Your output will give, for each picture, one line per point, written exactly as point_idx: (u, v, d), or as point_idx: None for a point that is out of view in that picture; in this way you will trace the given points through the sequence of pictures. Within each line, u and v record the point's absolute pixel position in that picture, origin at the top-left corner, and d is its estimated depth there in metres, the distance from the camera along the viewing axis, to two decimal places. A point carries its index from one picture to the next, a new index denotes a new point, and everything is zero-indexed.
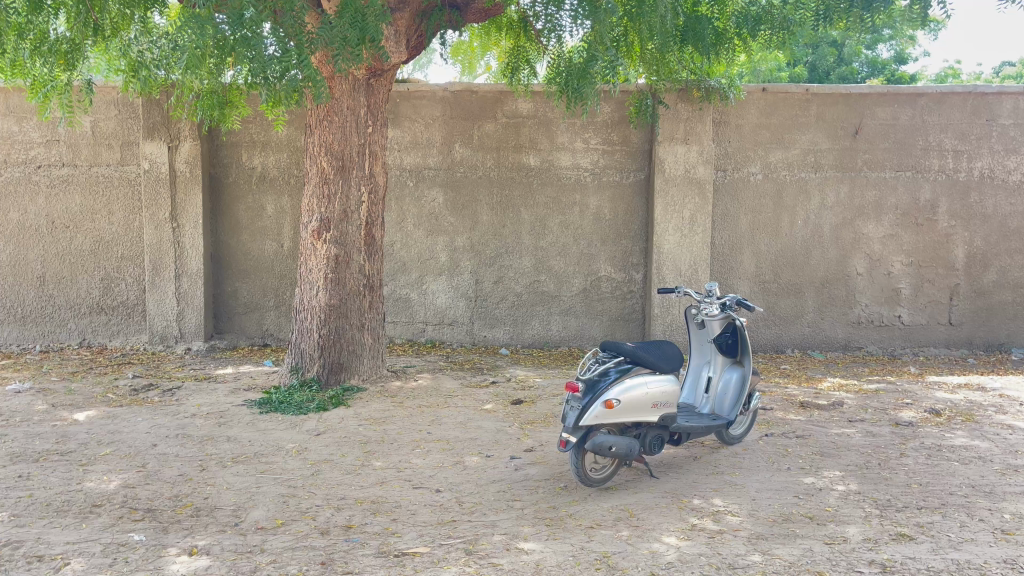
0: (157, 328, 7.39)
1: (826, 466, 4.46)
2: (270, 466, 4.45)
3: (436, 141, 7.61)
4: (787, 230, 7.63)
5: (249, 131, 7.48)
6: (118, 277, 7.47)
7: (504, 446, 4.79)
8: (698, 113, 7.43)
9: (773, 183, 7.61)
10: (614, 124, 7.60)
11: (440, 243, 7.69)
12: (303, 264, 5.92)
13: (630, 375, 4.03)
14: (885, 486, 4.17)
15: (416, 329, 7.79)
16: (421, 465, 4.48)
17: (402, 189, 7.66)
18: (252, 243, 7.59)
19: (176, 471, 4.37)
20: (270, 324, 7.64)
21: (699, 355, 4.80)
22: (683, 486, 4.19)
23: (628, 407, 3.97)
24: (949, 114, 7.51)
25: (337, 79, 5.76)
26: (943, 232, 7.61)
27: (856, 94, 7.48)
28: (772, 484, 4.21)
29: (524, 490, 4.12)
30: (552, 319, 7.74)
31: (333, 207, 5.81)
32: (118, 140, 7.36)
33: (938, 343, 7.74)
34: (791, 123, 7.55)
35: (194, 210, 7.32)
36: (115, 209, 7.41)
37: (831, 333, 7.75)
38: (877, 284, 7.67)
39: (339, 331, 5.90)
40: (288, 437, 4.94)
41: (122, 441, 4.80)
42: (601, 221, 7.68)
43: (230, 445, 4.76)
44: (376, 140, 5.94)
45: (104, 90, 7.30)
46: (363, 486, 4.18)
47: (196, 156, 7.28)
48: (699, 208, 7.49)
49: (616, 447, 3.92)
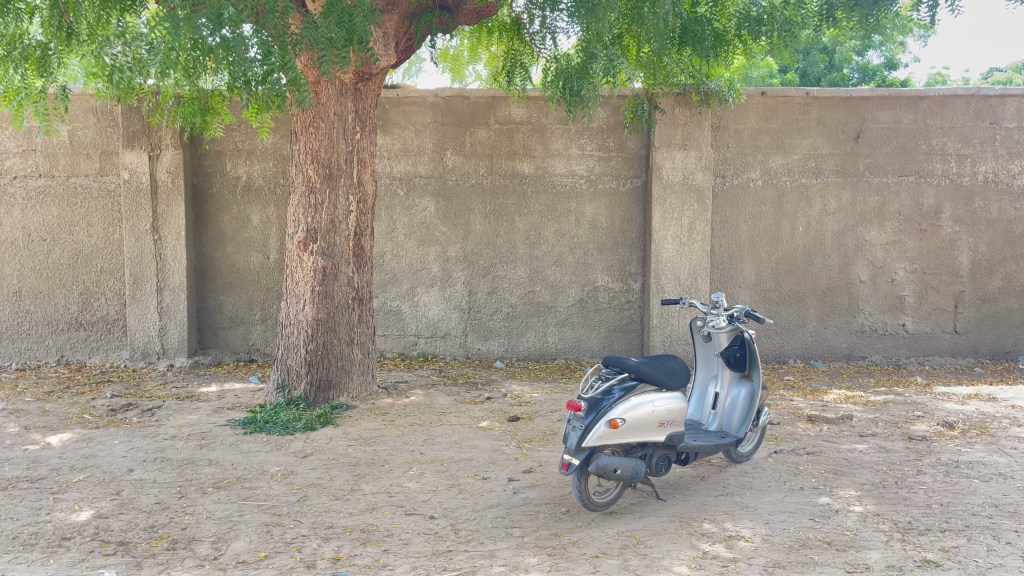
0: (138, 343, 7.13)
1: (841, 485, 4.23)
2: (253, 492, 4.20)
3: (426, 148, 7.38)
4: (788, 236, 7.43)
5: (233, 139, 7.24)
6: (98, 292, 7.19)
7: (501, 467, 4.55)
8: (697, 118, 7.22)
9: (773, 189, 7.41)
10: (610, 130, 7.38)
11: (432, 253, 7.45)
12: (289, 276, 5.67)
13: (635, 393, 3.80)
14: (906, 507, 3.95)
15: (408, 342, 7.53)
16: (415, 489, 4.24)
17: (392, 197, 7.43)
18: (237, 254, 7.33)
19: (153, 499, 4.10)
20: (256, 339, 7.39)
21: (705, 370, 4.54)
22: (692, 509, 3.95)
23: (634, 426, 3.74)
24: (952, 117, 7.34)
25: (323, 83, 5.51)
26: (947, 237, 7.43)
27: (858, 96, 7.30)
28: (785, 506, 3.97)
29: (524, 516, 3.87)
30: (548, 331, 7.52)
31: (321, 217, 5.57)
32: (97, 150, 7.10)
33: (944, 352, 7.54)
34: (791, 128, 7.37)
35: (176, 221, 7.07)
36: (93, 221, 7.14)
37: (834, 342, 7.54)
38: (881, 291, 7.48)
39: (327, 346, 5.65)
40: (273, 459, 4.69)
41: (97, 467, 4.54)
42: (597, 230, 7.47)
43: (212, 470, 4.50)
44: (365, 147, 5.70)
45: (82, 98, 7.06)
46: (351, 514, 3.93)
47: (178, 165, 7.03)
48: (698, 215, 7.29)
49: (622, 469, 3.69)
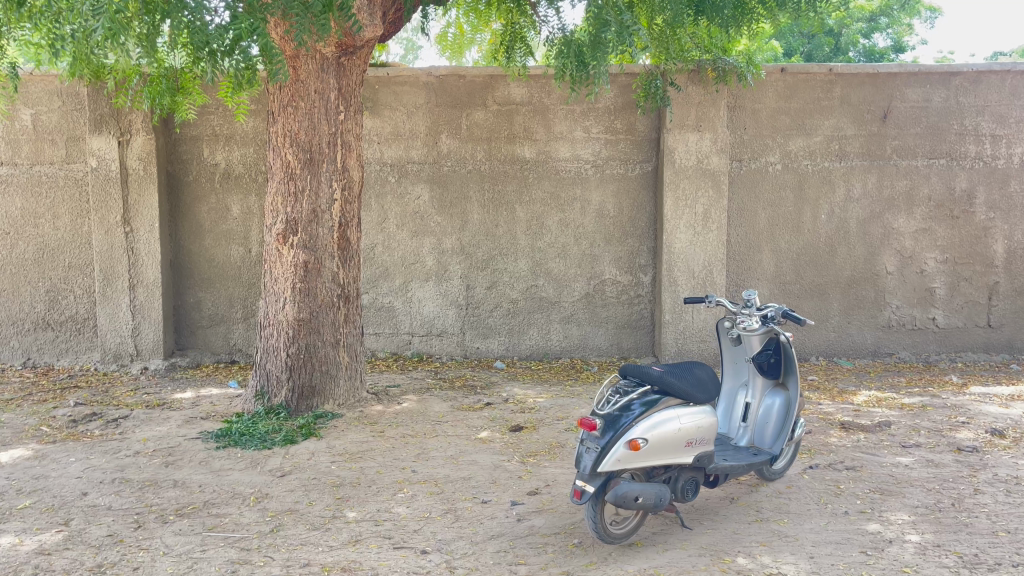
0: (110, 344, 6.59)
1: (891, 509, 3.71)
2: (220, 521, 3.67)
3: (419, 131, 6.84)
4: (810, 225, 6.90)
5: (210, 123, 6.69)
6: (66, 289, 6.65)
7: (502, 488, 4.03)
8: (712, 97, 6.68)
9: (794, 173, 6.87)
10: (617, 110, 6.84)
11: (426, 245, 6.92)
12: (268, 272, 5.15)
13: (659, 408, 3.28)
14: (969, 535, 3.43)
15: (401, 340, 7.01)
16: (405, 515, 3.71)
17: (382, 184, 6.88)
18: (217, 248, 6.80)
19: (105, 530, 3.57)
20: (238, 339, 6.87)
21: (734, 376, 4.03)
22: (723, 539, 3.43)
23: (658, 447, 3.22)
24: (986, 94, 6.80)
25: (302, 57, 4.96)
26: (980, 225, 6.90)
27: (885, 73, 6.75)
28: (831, 536, 3.45)
29: (530, 550, 3.36)
30: (552, 328, 7.00)
31: (301, 207, 5.03)
32: (63, 135, 6.54)
33: (977, 348, 7.01)
34: (813, 107, 6.82)
35: (149, 212, 6.53)
36: (60, 213, 6.60)
37: (858, 339, 7.02)
38: (909, 283, 6.95)
39: (310, 349, 5.13)
40: (247, 479, 4.17)
41: (47, 490, 4.02)
42: (603, 219, 6.93)
43: (176, 493, 3.98)
44: (350, 129, 5.15)
45: (45, 79, 6.49)
46: (331, 548, 3.40)
47: (150, 152, 6.49)
48: (713, 202, 6.75)
49: (644, 497, 3.18)
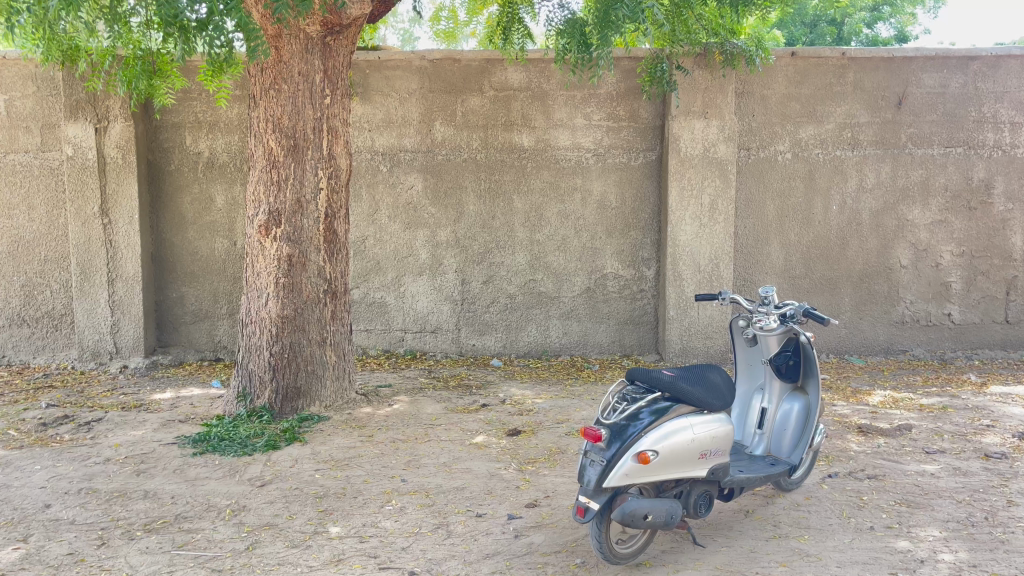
0: (87, 341, 6.29)
1: (920, 524, 3.42)
2: (192, 538, 3.37)
3: (412, 118, 6.52)
4: (820, 216, 6.60)
5: (192, 109, 6.38)
6: (42, 283, 6.34)
7: (498, 500, 3.74)
8: (720, 83, 6.37)
9: (804, 162, 6.56)
10: (620, 96, 6.53)
11: (420, 237, 6.61)
12: (250, 266, 4.84)
13: (670, 418, 2.98)
14: (1007, 554, 3.14)
15: (394, 337, 6.71)
16: (392, 531, 3.43)
17: (374, 174, 6.57)
18: (200, 240, 6.50)
19: (65, 548, 3.27)
20: (223, 336, 6.57)
21: (748, 380, 3.75)
22: (739, 559, 3.14)
23: (669, 460, 2.92)
24: (1005, 79, 6.49)
25: (284, 37, 4.64)
26: (999, 216, 6.60)
27: (900, 57, 6.44)
28: (857, 555, 3.16)
29: (528, 570, 3.07)
30: (551, 324, 6.70)
31: (285, 196, 4.73)
32: (37, 122, 6.22)
33: (993, 346, 6.73)
34: (825, 93, 6.51)
35: (128, 203, 6.22)
36: (35, 204, 6.29)
37: (871, 335, 6.73)
38: (924, 278, 6.66)
39: (295, 348, 4.83)
40: (224, 489, 3.87)
41: (7, 502, 3.72)
42: (605, 211, 6.63)
43: (147, 505, 3.69)
44: (336, 113, 4.83)
45: (18, 63, 6.17)
46: (310, 569, 3.11)
47: (129, 139, 6.17)
48: (720, 193, 6.44)
49: (653, 515, 2.89)
